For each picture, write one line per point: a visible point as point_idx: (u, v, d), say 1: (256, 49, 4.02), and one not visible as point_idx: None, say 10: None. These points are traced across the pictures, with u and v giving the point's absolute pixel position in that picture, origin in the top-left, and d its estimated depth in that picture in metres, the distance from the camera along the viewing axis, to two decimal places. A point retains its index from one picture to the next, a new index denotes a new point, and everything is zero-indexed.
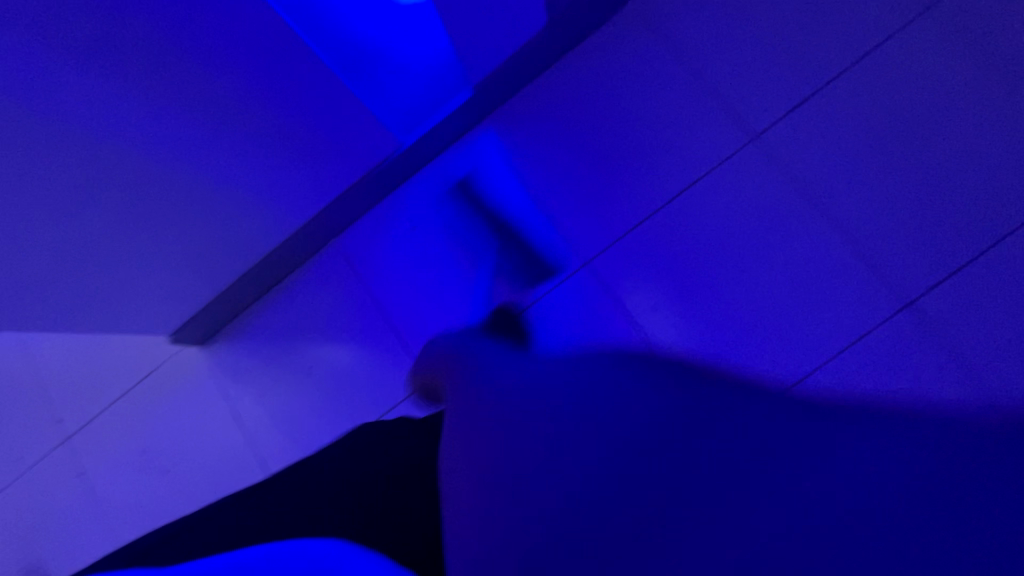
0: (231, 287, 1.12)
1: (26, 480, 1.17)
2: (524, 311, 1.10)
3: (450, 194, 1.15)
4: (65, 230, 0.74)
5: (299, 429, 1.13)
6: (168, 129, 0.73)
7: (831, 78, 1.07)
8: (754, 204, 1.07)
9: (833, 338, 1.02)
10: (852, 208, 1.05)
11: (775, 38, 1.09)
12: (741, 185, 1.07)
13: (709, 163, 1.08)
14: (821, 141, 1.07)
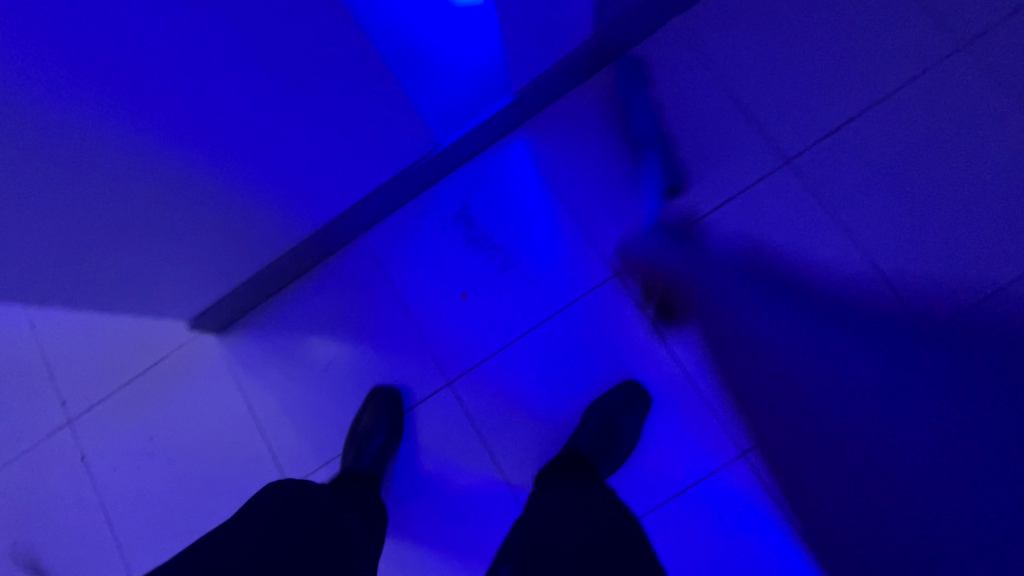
0: (254, 273, 1.10)
1: (27, 463, 1.15)
2: (557, 324, 1.09)
3: (481, 197, 1.14)
4: (100, 200, 0.74)
5: (318, 423, 1.11)
6: (205, 105, 0.71)
7: (881, 102, 1.04)
8: (800, 226, 1.04)
9: (873, 372, 0.99)
10: (892, 237, 1.02)
11: (830, 58, 1.06)
12: (787, 207, 1.05)
13: (754, 186, 1.07)
14: (871, 167, 1.04)
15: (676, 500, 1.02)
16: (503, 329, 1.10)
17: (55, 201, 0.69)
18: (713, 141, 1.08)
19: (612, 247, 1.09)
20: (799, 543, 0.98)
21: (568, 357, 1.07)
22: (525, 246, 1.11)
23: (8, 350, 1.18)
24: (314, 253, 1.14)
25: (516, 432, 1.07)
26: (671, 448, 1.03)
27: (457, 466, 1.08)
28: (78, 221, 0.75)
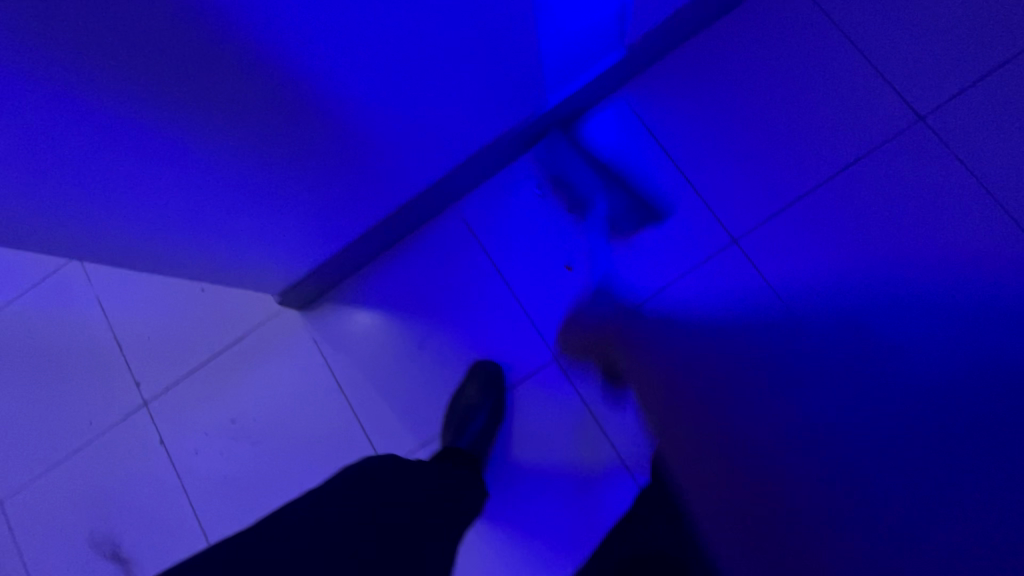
0: (345, 248, 1.04)
1: (98, 445, 1.09)
2: (667, 296, 1.03)
3: (582, 164, 1.08)
4: (229, 152, 0.66)
5: (413, 401, 1.05)
6: (364, 62, 0.66)
7: (997, 66, 1.00)
8: (920, 191, 1.00)
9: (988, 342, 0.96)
10: (1009, 206, 0.98)
11: (943, 23, 1.03)
12: (902, 171, 1.00)
13: (868, 146, 1.02)
14: (989, 132, 0.99)
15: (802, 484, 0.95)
16: (611, 301, 1.04)
17: (187, 139, 0.60)
18: (836, 105, 1.03)
19: (727, 214, 1.03)
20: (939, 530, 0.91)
21: (681, 330, 1.02)
22: (632, 215, 1.05)
23: (77, 326, 1.12)
24: (403, 225, 1.07)
25: (628, 412, 1.01)
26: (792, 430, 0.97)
27: (565, 446, 1.01)
28: (206, 174, 0.68)
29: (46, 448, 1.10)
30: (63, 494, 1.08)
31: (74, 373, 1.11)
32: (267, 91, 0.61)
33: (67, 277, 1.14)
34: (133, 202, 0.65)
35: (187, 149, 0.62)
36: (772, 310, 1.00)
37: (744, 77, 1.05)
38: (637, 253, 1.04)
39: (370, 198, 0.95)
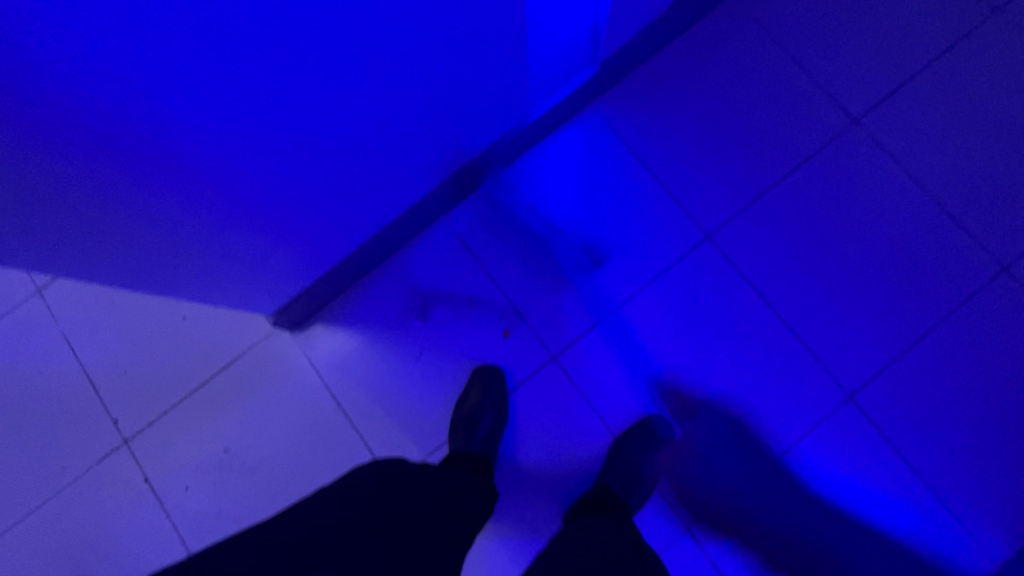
0: (337, 264, 1.03)
1: (76, 489, 1.03)
2: (655, 290, 1.07)
3: (564, 170, 1.12)
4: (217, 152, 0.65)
5: (415, 412, 1.05)
6: (345, 50, 0.64)
7: (933, 59, 1.10)
8: (872, 176, 1.08)
9: (959, 312, 1.03)
10: (958, 184, 1.06)
11: (881, 22, 1.12)
12: (854, 159, 1.08)
13: (822, 138, 1.10)
14: (931, 119, 1.08)
15: (795, 455, 1.01)
16: (600, 298, 1.08)
17: (169, 140, 0.59)
18: (784, 109, 1.11)
19: (700, 212, 1.09)
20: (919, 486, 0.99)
21: (669, 322, 1.06)
22: (615, 217, 1.10)
23: (48, 365, 1.07)
24: (392, 241, 1.08)
25: (629, 404, 1.04)
26: (773, 412, 1.03)
27: (571, 442, 1.04)
28: (198, 180, 0.67)
29: (19, 497, 1.03)
30: (39, 545, 1.02)
31: (46, 416, 1.06)
32: (255, 92, 0.61)
33: (36, 314, 1.09)
34: (126, 211, 0.64)
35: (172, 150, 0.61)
36: (752, 296, 1.06)
37: (707, 82, 1.12)
38: (622, 251, 1.09)
39: (351, 212, 0.94)
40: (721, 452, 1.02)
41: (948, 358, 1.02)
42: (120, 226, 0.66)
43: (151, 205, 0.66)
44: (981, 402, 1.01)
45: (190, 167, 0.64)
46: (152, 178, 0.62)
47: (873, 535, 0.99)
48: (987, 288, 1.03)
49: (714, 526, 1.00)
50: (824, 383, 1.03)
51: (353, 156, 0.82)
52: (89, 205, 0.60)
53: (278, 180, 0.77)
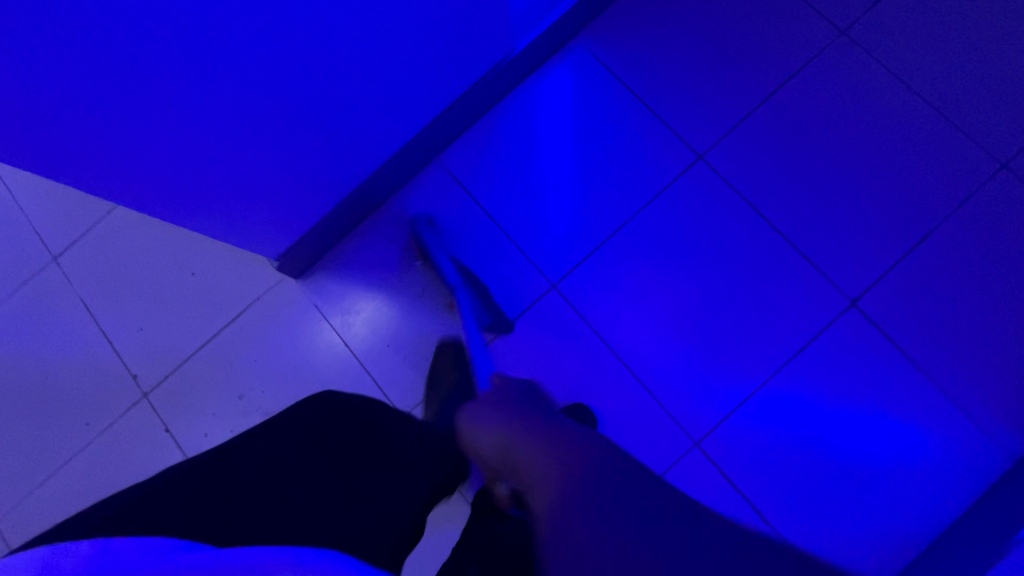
0: (336, 209, 1.05)
1: (100, 445, 1.07)
2: (651, 215, 1.08)
3: (552, 105, 1.13)
4: (216, 86, 0.67)
5: (420, 348, 1.07)
6: None
7: None
8: (862, 86, 1.07)
9: (957, 212, 1.03)
10: (950, 87, 1.06)
11: None
12: (843, 71, 1.08)
13: (809, 53, 1.09)
14: (920, 24, 1.07)
15: (803, 365, 1.01)
16: (595, 226, 1.08)
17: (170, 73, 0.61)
18: (769, 26, 1.10)
19: (690, 134, 1.09)
20: (929, 388, 0.99)
21: (667, 243, 1.06)
22: (607, 145, 1.11)
23: (68, 327, 1.11)
24: (388, 184, 1.09)
25: (631, 328, 1.05)
26: (774, 326, 1.02)
27: (576, 368, 1.04)
28: (200, 117, 0.69)
29: (47, 457, 1.07)
30: (70, 502, 1.05)
31: (68, 377, 1.10)
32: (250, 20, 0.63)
33: (54, 282, 1.14)
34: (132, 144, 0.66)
35: (174, 83, 0.63)
36: (750, 212, 1.06)
37: (691, 7, 1.13)
38: (618, 179, 1.10)
39: (346, 153, 0.96)
40: (728, 367, 1.02)
41: (952, 258, 1.02)
42: (122, 161, 0.67)
43: (157, 140, 0.68)
44: (988, 301, 1.00)
45: (196, 97, 0.67)
46: (155, 108, 0.64)
47: (886, 439, 0.99)
48: (986, 187, 1.03)
49: (720, 439, 1.00)
50: (825, 292, 1.03)
51: (348, 93, 0.85)
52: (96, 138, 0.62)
53: (279, 115, 0.79)
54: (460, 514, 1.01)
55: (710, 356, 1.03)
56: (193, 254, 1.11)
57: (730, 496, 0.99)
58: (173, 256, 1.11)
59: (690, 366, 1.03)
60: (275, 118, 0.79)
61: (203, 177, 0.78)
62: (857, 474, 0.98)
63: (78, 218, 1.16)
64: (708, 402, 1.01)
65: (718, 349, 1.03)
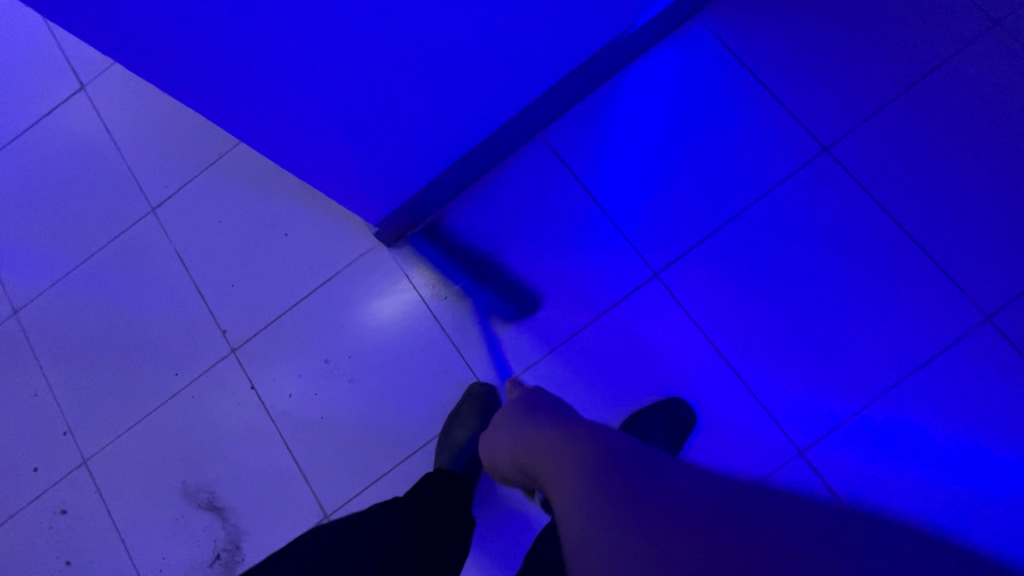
0: (438, 179, 1.03)
1: (187, 396, 1.08)
2: (764, 206, 1.02)
3: (665, 85, 1.08)
4: (357, 30, 0.66)
5: (509, 327, 1.04)
6: None
7: None
8: (1010, 84, 0.99)
9: None
10: None
11: None
12: (990, 67, 1.00)
13: (954, 44, 1.01)
14: None
15: (914, 376, 0.95)
16: (706, 215, 1.03)
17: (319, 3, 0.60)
18: (911, 13, 1.02)
19: (817, 125, 1.03)
20: None
21: (778, 239, 1.01)
22: (721, 133, 1.05)
23: (161, 278, 1.13)
24: (491, 156, 1.07)
25: (733, 325, 1.00)
26: (893, 337, 0.96)
27: (670, 359, 1.00)
28: (338, 61, 0.68)
29: (137, 401, 1.09)
30: (156, 447, 1.07)
31: (160, 326, 1.11)
32: None
33: (151, 232, 1.15)
34: (269, 80, 0.65)
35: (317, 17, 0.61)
36: (871, 212, 1.00)
37: None
38: (731, 167, 1.04)
39: (457, 120, 0.93)
40: (830, 372, 0.97)
41: None
42: (259, 101, 0.67)
43: (293, 84, 0.67)
44: None
45: (336, 37, 0.65)
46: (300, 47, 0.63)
47: (1002, 461, 0.92)
48: None
49: (825, 450, 0.95)
50: (948, 302, 0.96)
51: (475, 55, 0.82)
52: (240, 66, 0.61)
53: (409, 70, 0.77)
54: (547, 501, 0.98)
55: (821, 362, 0.97)
56: (289, 214, 1.11)
57: None
58: (271, 214, 1.12)
59: (798, 371, 0.97)
60: (405, 79, 0.78)
61: (323, 130, 0.77)
62: (967, 497, 0.92)
63: (178, 170, 1.17)
64: (816, 411, 0.96)
65: (830, 354, 0.97)
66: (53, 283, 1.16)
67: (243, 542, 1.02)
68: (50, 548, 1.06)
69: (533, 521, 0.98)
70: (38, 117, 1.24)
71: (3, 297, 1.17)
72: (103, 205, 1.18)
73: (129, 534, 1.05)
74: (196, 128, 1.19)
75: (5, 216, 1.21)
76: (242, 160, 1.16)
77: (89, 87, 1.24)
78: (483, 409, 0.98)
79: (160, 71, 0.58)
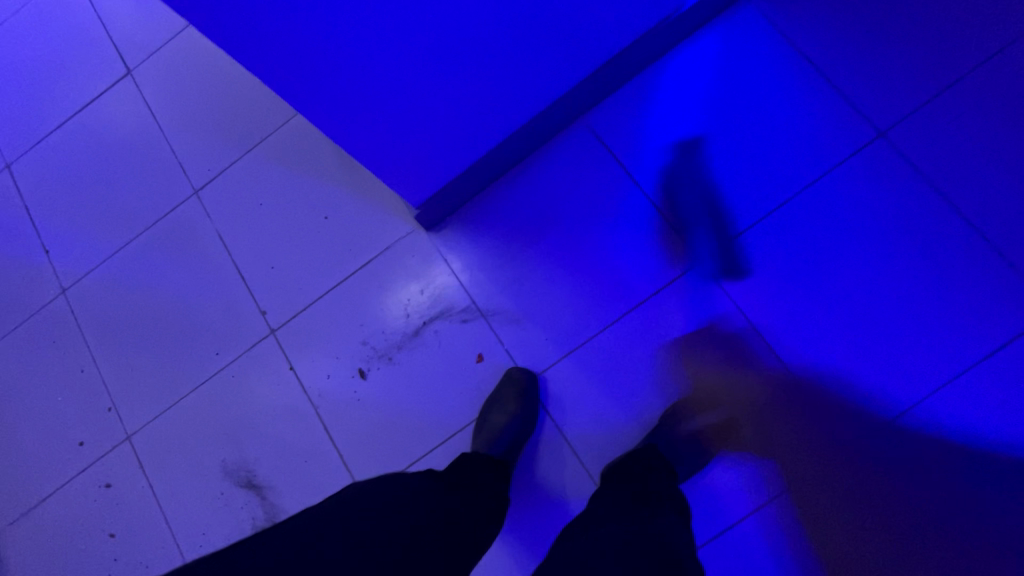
0: (479, 163, 1.02)
1: (227, 377, 1.09)
2: (815, 193, 0.99)
3: (714, 69, 1.05)
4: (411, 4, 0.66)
5: (548, 313, 1.02)
6: None
7: None
8: None
9: None
10: None
11: None
12: None
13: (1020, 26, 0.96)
14: None
15: (972, 371, 0.91)
16: (752, 202, 1.00)
17: None
18: None
19: (872, 109, 0.99)
20: None
21: (828, 226, 0.97)
22: (772, 117, 1.02)
23: (204, 260, 1.14)
24: (532, 140, 1.05)
25: (780, 315, 0.97)
26: (949, 330, 0.92)
27: (713, 349, 0.97)
28: (392, 37, 0.68)
29: (179, 380, 1.11)
30: (197, 424, 1.09)
31: (201, 307, 1.13)
32: None
33: (193, 215, 1.17)
34: (325, 57, 0.66)
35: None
36: (928, 200, 0.96)
37: None
38: (780, 153, 1.01)
39: (501, 102, 0.92)
40: (881, 365, 0.93)
41: None
42: (313, 76, 0.68)
43: (350, 55, 0.67)
44: None
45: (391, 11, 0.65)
46: (355, 20, 0.63)
47: None
48: None
49: (876, 446, 0.91)
50: (1011, 295, 0.92)
51: (524, 32, 0.81)
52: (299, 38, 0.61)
53: (460, 49, 0.77)
54: (585, 489, 0.97)
55: (872, 356, 0.94)
56: (330, 198, 1.12)
57: (884, 510, 0.90)
58: (310, 198, 1.13)
59: (849, 364, 0.94)
60: (454, 57, 0.77)
61: (373, 108, 0.77)
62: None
63: (219, 154, 1.19)
64: (867, 404, 0.93)
65: (882, 348, 0.94)
66: (99, 263, 1.19)
67: (281, 521, 1.03)
68: (95, 521, 1.09)
69: (569, 508, 0.97)
70: (85, 103, 1.27)
71: (52, 277, 1.20)
72: (148, 189, 1.20)
73: (170, 509, 1.07)
74: (239, 113, 1.20)
75: (53, 199, 1.24)
76: (284, 145, 1.16)
77: (135, 73, 1.26)
78: (523, 394, 0.98)
79: (222, 40, 0.58)
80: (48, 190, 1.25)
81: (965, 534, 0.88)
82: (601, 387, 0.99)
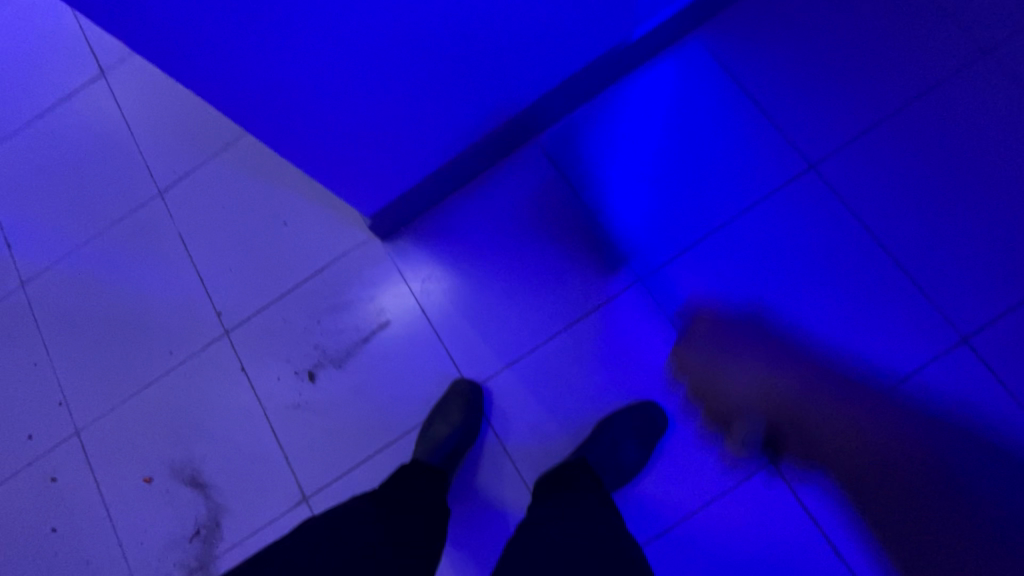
0: (432, 178, 1.06)
1: (178, 376, 1.11)
2: (750, 220, 1.04)
3: (661, 97, 1.11)
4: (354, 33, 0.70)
5: (494, 324, 1.06)
6: None
7: None
8: (991, 114, 1.01)
9: None
10: None
11: None
12: (973, 97, 1.02)
13: (939, 73, 1.03)
14: None
15: (887, 393, 0.96)
16: (691, 225, 1.05)
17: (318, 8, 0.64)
18: (899, 41, 1.05)
19: (804, 143, 1.05)
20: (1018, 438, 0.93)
21: (760, 252, 1.03)
22: (713, 145, 1.08)
23: (162, 260, 1.17)
24: (485, 159, 1.10)
25: (713, 335, 1.01)
26: (867, 353, 0.98)
27: (649, 364, 1.01)
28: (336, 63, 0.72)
29: (131, 377, 1.13)
30: (146, 422, 1.10)
31: (157, 307, 1.15)
32: None
33: (156, 216, 1.19)
34: (271, 79, 0.69)
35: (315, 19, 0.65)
36: (852, 231, 1.01)
37: (818, 13, 1.08)
38: (719, 181, 1.06)
39: (452, 122, 0.97)
40: (803, 385, 0.98)
41: None
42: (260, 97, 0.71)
43: (299, 73, 0.71)
44: None
45: (333, 39, 0.69)
46: (299, 47, 0.67)
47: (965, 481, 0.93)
48: None
49: (795, 462, 0.96)
50: (924, 324, 0.97)
51: (471, 60, 0.86)
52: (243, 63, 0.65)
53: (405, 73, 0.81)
54: (522, 498, 1.00)
55: (796, 377, 0.98)
56: (289, 205, 1.15)
57: (800, 524, 0.94)
58: (270, 204, 1.16)
59: (774, 383, 0.99)
60: (400, 81, 0.82)
61: (321, 127, 0.80)
62: (930, 517, 0.92)
63: (185, 158, 1.21)
64: (790, 422, 0.97)
65: (805, 369, 0.98)
66: (61, 259, 1.21)
67: (224, 520, 1.04)
68: (39, 516, 1.09)
69: (506, 516, 1.00)
70: (58, 101, 1.30)
71: (13, 271, 1.22)
72: (113, 188, 1.23)
73: (115, 506, 1.08)
74: (206, 119, 1.23)
75: (20, 193, 1.26)
76: (248, 152, 1.20)
77: (107, 75, 1.29)
78: (467, 407, 1.00)
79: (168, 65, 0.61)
80: (15, 185, 1.27)
81: (874, 549, 0.92)
82: (541, 397, 1.03)
